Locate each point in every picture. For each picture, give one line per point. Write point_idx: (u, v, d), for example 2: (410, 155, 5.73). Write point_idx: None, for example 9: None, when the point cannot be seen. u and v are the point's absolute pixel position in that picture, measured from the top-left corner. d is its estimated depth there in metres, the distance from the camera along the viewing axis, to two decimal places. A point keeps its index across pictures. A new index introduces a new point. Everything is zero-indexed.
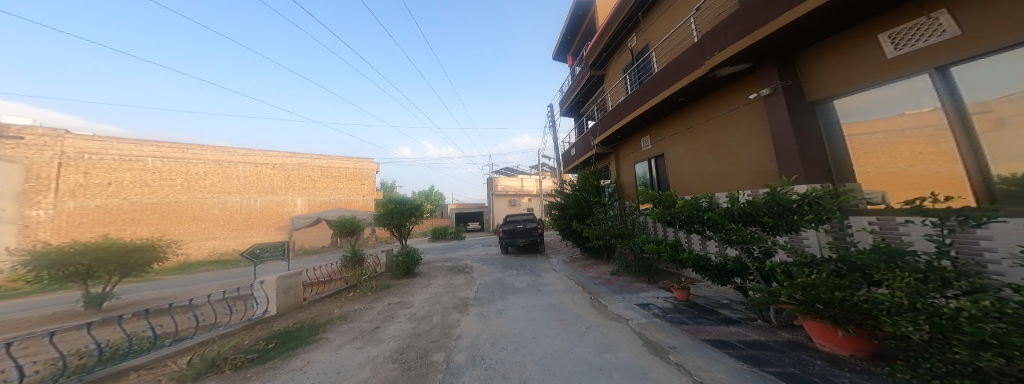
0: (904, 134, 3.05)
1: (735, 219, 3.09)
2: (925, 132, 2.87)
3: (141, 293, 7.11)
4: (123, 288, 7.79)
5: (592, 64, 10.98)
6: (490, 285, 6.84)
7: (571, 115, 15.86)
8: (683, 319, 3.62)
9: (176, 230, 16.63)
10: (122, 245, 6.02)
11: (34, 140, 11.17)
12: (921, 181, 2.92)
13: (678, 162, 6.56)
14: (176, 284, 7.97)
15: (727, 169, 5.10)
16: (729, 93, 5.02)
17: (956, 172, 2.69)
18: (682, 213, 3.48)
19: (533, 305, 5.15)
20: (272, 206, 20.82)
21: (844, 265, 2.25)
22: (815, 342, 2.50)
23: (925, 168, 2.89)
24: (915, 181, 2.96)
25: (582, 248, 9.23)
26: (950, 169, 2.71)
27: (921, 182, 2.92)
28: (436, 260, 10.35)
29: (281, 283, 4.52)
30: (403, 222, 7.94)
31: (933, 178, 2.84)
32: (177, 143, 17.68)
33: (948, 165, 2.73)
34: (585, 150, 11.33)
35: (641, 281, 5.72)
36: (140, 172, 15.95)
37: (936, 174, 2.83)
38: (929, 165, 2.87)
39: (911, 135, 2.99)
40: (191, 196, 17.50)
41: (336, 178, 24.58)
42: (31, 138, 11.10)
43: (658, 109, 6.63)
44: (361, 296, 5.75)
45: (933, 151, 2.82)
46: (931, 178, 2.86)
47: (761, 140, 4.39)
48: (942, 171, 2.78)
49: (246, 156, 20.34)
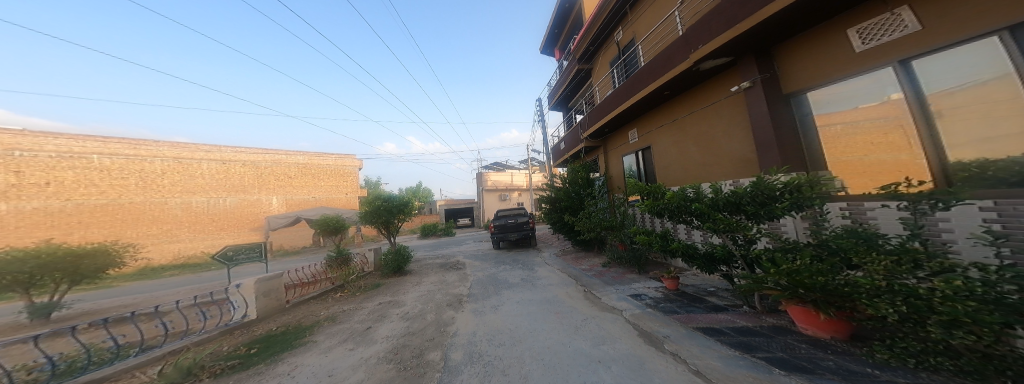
0: (866, 126, 3.26)
1: (721, 208, 3.19)
2: (876, 123, 3.17)
3: (97, 302, 6.50)
4: (74, 297, 7.07)
5: (580, 58, 11.05)
6: (484, 281, 6.79)
7: (559, 109, 15.94)
8: (674, 308, 3.74)
9: (133, 233, 15.44)
10: (71, 251, 5.47)
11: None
12: (873, 168, 3.21)
13: (664, 154, 6.75)
14: (137, 291, 7.34)
15: (710, 160, 5.29)
16: (712, 87, 5.18)
17: (901, 160, 2.99)
18: (671, 203, 3.56)
19: (527, 300, 5.15)
20: (244, 206, 19.61)
21: (824, 250, 2.37)
22: (798, 326, 2.66)
23: (878, 156, 3.17)
24: (868, 168, 3.25)
25: (572, 241, 9.36)
26: (897, 157, 3.01)
27: (875, 171, 3.21)
28: (426, 257, 10.17)
29: (261, 286, 4.23)
30: (391, 219, 7.71)
31: (883, 166, 3.13)
32: (127, 138, 16.22)
33: (896, 153, 3.03)
34: (573, 144, 11.45)
35: (633, 272, 5.87)
36: (85, 170, 14.63)
37: (885, 162, 3.13)
38: (880, 154, 3.16)
39: (873, 126, 3.20)
40: (148, 197, 16.19)
41: (316, 176, 23.49)
42: None
43: (644, 102, 6.75)
44: (349, 296, 5.52)
45: (882, 141, 3.12)
46: (881, 166, 3.16)
47: (742, 133, 4.58)
48: (890, 158, 3.08)
49: (211, 152, 18.96)
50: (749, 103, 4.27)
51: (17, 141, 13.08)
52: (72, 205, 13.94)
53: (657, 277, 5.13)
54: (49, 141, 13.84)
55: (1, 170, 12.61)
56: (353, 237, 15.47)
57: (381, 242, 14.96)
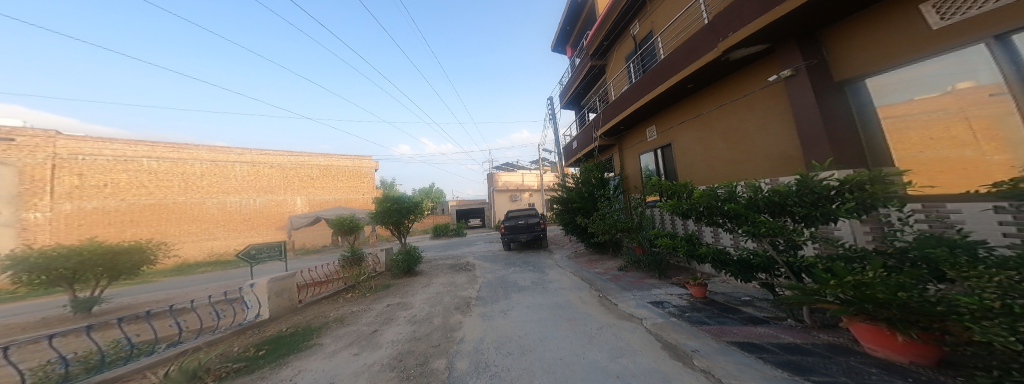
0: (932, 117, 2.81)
1: (761, 210, 2.79)
2: (932, 118, 2.81)
3: (134, 297, 6.93)
4: (114, 292, 7.55)
5: (593, 54, 10.60)
6: (493, 283, 6.63)
7: (572, 107, 15.53)
8: (703, 319, 3.36)
9: (176, 231, 16.41)
10: (110, 247, 5.78)
11: (26, 141, 10.30)
12: (933, 166, 2.82)
13: (687, 151, 6.27)
14: (168, 287, 7.74)
15: (742, 157, 4.81)
16: (744, 76, 4.69)
17: (963, 157, 2.64)
18: (699, 205, 3.19)
19: (538, 304, 4.90)
20: (271, 206, 20.65)
21: (902, 262, 1.97)
22: (864, 347, 2.23)
23: (936, 153, 2.80)
24: (926, 166, 2.87)
25: (586, 243, 8.98)
26: (958, 154, 2.66)
27: (933, 168, 2.82)
28: (438, 258, 10.16)
29: (274, 285, 4.23)
30: (401, 219, 7.71)
31: (947, 163, 2.73)
32: (171, 143, 17.34)
33: (958, 150, 2.67)
34: (586, 143, 11.04)
35: (652, 277, 5.47)
36: (135, 172, 15.36)
37: (943, 159, 2.76)
38: (938, 151, 2.79)
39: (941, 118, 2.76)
40: (189, 197, 17.26)
41: (335, 177, 24.37)
42: (25, 140, 10.24)
43: (665, 96, 6.29)
44: (359, 297, 5.50)
45: (943, 137, 2.75)
46: (941, 163, 2.78)
47: (781, 126, 4.10)
48: (950, 155, 2.72)
49: (242, 155, 20.13)
50: (791, 92, 3.79)
51: None
52: None
53: (681, 284, 4.72)
54: None
55: None
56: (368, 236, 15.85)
57: (394, 242, 15.21)
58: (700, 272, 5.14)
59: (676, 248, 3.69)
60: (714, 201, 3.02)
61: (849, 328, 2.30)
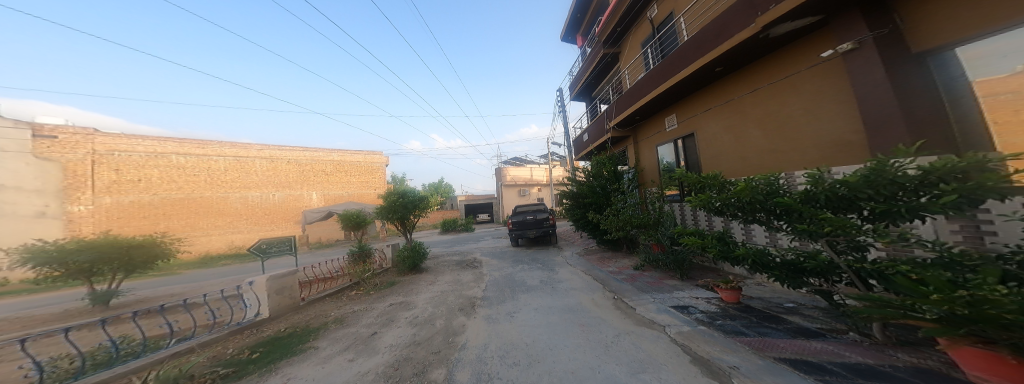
0: None
1: (824, 206, 2.31)
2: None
3: (154, 289, 7.10)
4: (132, 285, 7.75)
5: (604, 41, 9.93)
6: (500, 281, 6.36)
7: (583, 99, 14.90)
8: (739, 328, 2.95)
9: (204, 224, 17.12)
10: (125, 241, 5.91)
11: (67, 138, 10.41)
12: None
13: (714, 141, 5.68)
14: (185, 280, 7.88)
15: (784, 146, 4.23)
16: (786, 54, 4.08)
17: None
18: (740, 200, 2.72)
19: (547, 307, 4.55)
20: (289, 201, 21.20)
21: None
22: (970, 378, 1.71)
23: None
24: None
25: (598, 240, 8.51)
26: None
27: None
28: (445, 254, 10.02)
29: (273, 283, 4.01)
30: (407, 215, 7.50)
31: None
32: (196, 140, 17.97)
33: None
34: (598, 135, 10.47)
35: (673, 278, 5.02)
36: (167, 168, 16.25)
37: None
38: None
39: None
40: (214, 192, 17.84)
41: (348, 173, 24.75)
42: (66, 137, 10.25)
43: (688, 81, 5.70)
44: (361, 296, 5.32)
45: None
46: None
47: (834, 108, 3.53)
48: None
49: (262, 150, 20.58)
50: (850, 68, 3.22)
51: None
52: None
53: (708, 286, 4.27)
54: None
55: None
56: (379, 231, 15.95)
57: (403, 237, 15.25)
58: (728, 274, 4.67)
59: (708, 249, 3.24)
60: (760, 196, 2.54)
61: (950, 352, 1.78)
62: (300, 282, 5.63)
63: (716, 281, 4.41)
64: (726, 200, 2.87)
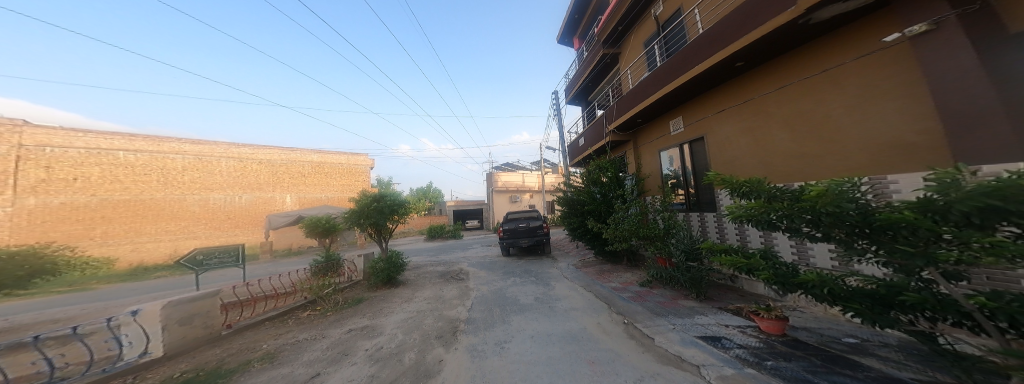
0: None
1: (953, 221, 1.46)
2: None
3: (45, 309, 5.59)
4: (15, 305, 6.10)
5: (604, 41, 9.53)
6: (489, 298, 5.50)
7: (578, 103, 14.50)
8: (804, 376, 2.18)
9: (152, 228, 15.51)
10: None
11: None
12: None
13: (728, 144, 5.12)
14: (94, 297, 6.35)
15: (820, 149, 3.67)
16: (824, 45, 3.59)
17: None
18: (811, 211, 1.89)
19: (546, 334, 3.70)
20: (259, 203, 19.56)
21: None
22: None
23: None
24: None
25: (596, 251, 7.82)
26: None
27: None
28: (428, 264, 9.06)
29: (175, 314, 2.93)
30: (383, 221, 6.52)
31: None
32: (151, 136, 16.42)
33: None
34: (596, 139, 9.93)
35: (687, 298, 4.31)
36: (111, 166, 14.95)
37: None
38: None
39: None
40: (169, 193, 16.27)
41: (328, 175, 23.28)
42: None
43: (702, 78, 5.16)
44: (314, 318, 4.30)
45: None
46: None
47: (890, 103, 2.99)
48: None
49: (228, 150, 18.97)
50: (920, 55, 2.71)
51: (49, 138, 13.57)
52: (97, 200, 14.32)
53: (734, 310, 3.55)
54: (77, 137, 14.30)
55: (32, 166, 13.04)
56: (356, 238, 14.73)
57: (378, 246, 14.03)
58: (751, 294, 4.01)
59: (756, 272, 2.44)
60: (853, 206, 1.68)
61: None
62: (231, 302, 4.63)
63: (741, 304, 3.73)
64: (788, 212, 2.04)
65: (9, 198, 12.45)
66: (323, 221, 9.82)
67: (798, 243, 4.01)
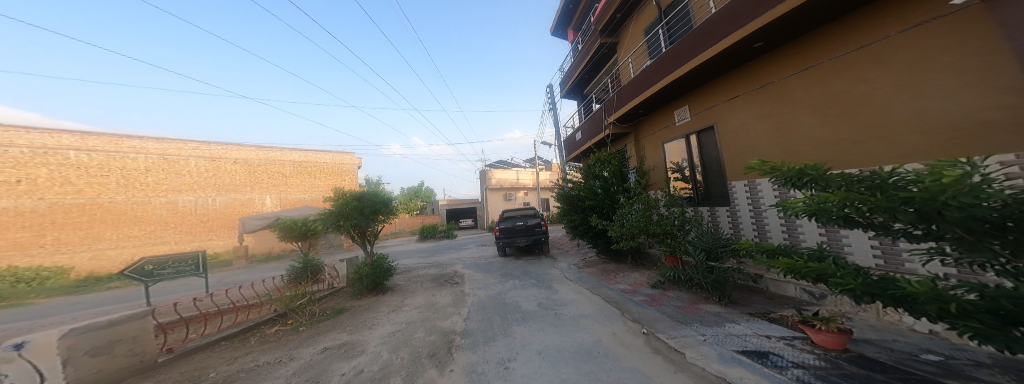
0: None
1: None
2: None
3: None
4: None
5: (602, 30, 9.13)
6: (487, 305, 4.98)
7: (573, 97, 14.11)
8: None
9: (113, 234, 14.26)
10: None
11: None
12: None
13: (745, 134, 4.75)
14: (24, 314, 5.47)
15: (860, 135, 3.32)
16: (861, 21, 3.25)
17: None
18: (923, 202, 1.21)
19: (555, 350, 3.21)
20: (236, 206, 18.37)
21: None
22: None
23: None
24: None
25: (599, 250, 7.39)
26: None
27: None
28: (418, 267, 8.45)
29: (85, 343, 2.30)
30: (366, 222, 5.87)
31: None
32: (108, 134, 15.03)
33: None
34: (594, 132, 9.52)
35: (708, 302, 3.87)
36: (60, 166, 13.53)
37: None
38: None
39: None
40: (130, 196, 15.02)
41: (312, 175, 22.18)
42: None
43: (713, 64, 4.81)
44: (283, 335, 3.67)
45: None
46: None
47: (951, 80, 2.65)
48: None
49: (198, 149, 17.75)
50: (998, 22, 2.35)
51: None
52: (45, 205, 12.95)
53: (772, 318, 3.12)
54: (20, 135, 12.95)
55: None
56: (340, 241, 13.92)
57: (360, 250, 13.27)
58: (781, 298, 3.62)
59: (823, 281, 1.69)
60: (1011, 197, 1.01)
61: None
62: (170, 322, 3.90)
63: (778, 310, 3.29)
64: (878, 205, 1.38)
65: None
66: (299, 223, 9.02)
67: (829, 232, 3.65)
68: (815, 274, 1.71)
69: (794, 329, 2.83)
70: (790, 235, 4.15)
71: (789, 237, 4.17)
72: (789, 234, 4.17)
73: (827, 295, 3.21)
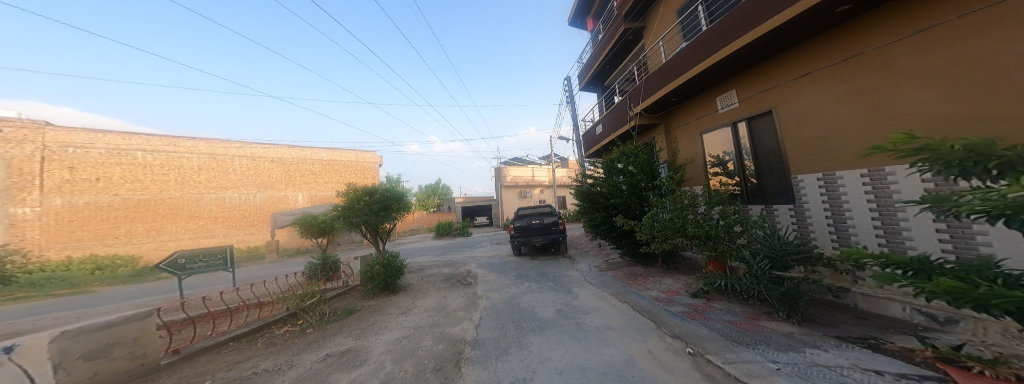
0: None
1: None
2: None
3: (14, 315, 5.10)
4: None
5: (625, 14, 8.30)
6: (500, 310, 4.62)
7: (593, 89, 13.29)
8: None
9: (172, 227, 15.69)
10: None
11: None
12: None
13: (817, 117, 3.92)
14: (70, 303, 5.84)
15: (996, 109, 2.47)
16: None
17: None
18: None
19: (582, 369, 2.74)
20: (272, 202, 19.56)
21: None
22: None
23: None
24: None
25: (624, 251, 6.72)
26: None
27: None
28: (433, 265, 8.28)
29: (79, 347, 2.19)
30: (377, 220, 5.73)
31: None
32: (166, 136, 16.46)
33: None
34: (617, 125, 8.77)
35: (773, 318, 3.20)
36: (130, 166, 15.09)
37: None
38: None
39: None
40: (186, 192, 16.37)
41: (339, 173, 23.17)
42: None
43: (773, 38, 4.04)
44: (290, 338, 3.54)
45: None
46: None
47: None
48: None
49: (242, 149, 18.99)
50: None
51: (70, 139, 13.75)
52: (119, 200, 14.52)
53: (874, 346, 2.43)
54: (98, 138, 14.45)
55: (57, 166, 13.31)
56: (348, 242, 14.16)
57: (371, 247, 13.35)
58: (881, 319, 2.91)
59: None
60: None
61: None
62: (183, 319, 3.86)
63: (882, 335, 2.58)
64: None
65: (36, 198, 12.71)
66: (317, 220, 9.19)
67: (953, 236, 2.80)
68: (1016, 307, 1.16)
69: (916, 363, 2.12)
70: (888, 240, 3.29)
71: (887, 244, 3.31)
72: (885, 240, 3.33)
73: (959, 321, 2.48)
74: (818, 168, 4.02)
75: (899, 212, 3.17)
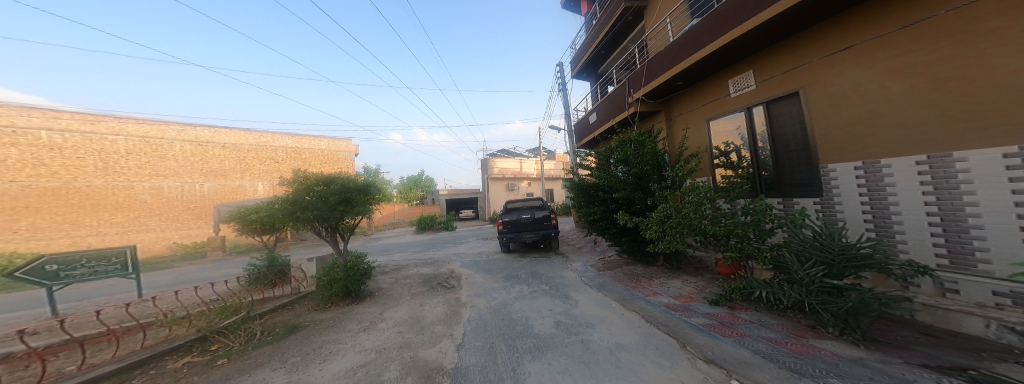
0: None
1: None
2: None
3: None
4: None
5: None
6: (486, 324, 3.75)
7: (586, 78, 12.67)
8: None
9: (94, 220, 13.13)
10: None
11: None
12: None
13: (860, 97, 3.35)
14: None
15: None
16: None
17: None
18: None
19: None
20: (225, 192, 17.51)
21: None
22: None
23: None
24: None
25: (623, 249, 6.12)
26: None
27: None
28: (409, 264, 7.25)
29: None
30: (337, 215, 4.64)
31: None
32: (84, 113, 13.64)
33: None
34: (613, 112, 8.14)
35: (822, 334, 2.58)
36: (31, 147, 12.13)
37: None
38: None
39: None
40: (111, 180, 13.77)
41: (306, 161, 21.15)
42: None
43: (808, 8, 3.46)
44: (186, 376, 2.44)
45: None
46: None
47: None
48: None
49: (183, 132, 16.76)
50: None
51: None
52: (16, 187, 11.56)
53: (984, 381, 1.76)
54: None
55: None
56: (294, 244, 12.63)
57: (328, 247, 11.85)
58: (959, 337, 2.37)
59: None
60: None
61: None
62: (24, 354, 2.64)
63: (979, 364, 1.98)
64: None
65: None
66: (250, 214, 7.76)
67: None
68: None
69: None
70: (949, 239, 2.71)
71: (951, 246, 2.71)
72: (946, 241, 2.74)
73: None
74: (855, 157, 3.46)
75: (967, 206, 2.57)
